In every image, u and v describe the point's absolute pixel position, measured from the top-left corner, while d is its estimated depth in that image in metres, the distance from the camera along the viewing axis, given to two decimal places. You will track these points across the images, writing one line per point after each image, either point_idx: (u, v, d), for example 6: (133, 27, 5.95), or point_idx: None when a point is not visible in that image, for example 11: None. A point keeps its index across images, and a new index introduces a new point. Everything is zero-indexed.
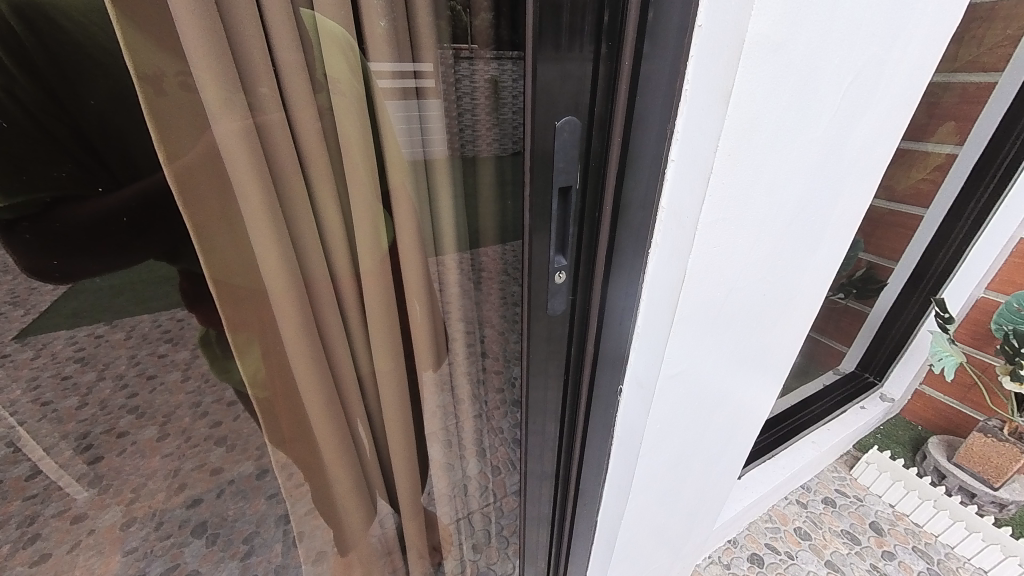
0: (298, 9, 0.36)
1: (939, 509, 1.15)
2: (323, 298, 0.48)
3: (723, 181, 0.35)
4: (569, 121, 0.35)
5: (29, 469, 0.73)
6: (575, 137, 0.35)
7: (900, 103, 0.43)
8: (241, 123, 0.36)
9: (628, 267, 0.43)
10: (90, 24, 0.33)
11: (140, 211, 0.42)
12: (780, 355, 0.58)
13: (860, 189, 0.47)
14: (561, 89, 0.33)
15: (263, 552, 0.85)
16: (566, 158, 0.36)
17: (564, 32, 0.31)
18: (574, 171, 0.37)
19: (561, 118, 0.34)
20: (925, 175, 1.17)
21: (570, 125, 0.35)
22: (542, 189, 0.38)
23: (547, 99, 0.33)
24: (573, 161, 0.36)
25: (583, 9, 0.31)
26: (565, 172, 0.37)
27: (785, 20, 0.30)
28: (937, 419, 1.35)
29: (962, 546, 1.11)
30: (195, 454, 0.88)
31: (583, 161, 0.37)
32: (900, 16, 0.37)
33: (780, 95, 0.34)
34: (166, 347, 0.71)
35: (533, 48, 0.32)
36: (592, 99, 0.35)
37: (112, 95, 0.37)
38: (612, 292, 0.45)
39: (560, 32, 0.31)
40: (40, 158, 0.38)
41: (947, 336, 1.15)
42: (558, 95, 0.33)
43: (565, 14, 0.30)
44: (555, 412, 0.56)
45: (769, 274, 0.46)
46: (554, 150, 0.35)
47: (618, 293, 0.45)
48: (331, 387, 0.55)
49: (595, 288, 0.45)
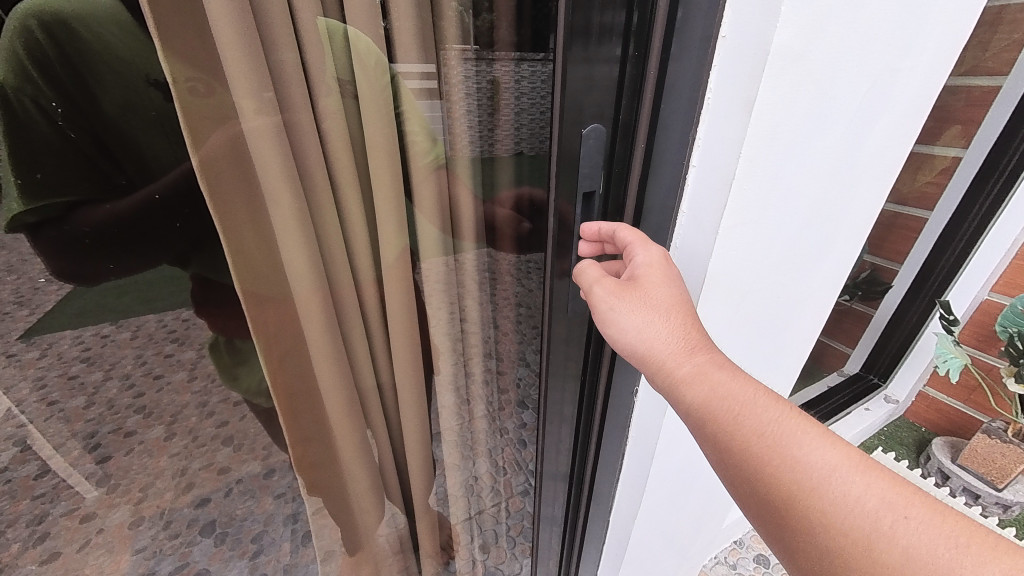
0: (316, 19, 0.37)
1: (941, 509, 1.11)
2: (346, 302, 0.49)
3: (745, 186, 0.36)
4: (595, 128, 0.36)
5: (38, 468, 0.70)
6: (601, 143, 0.36)
7: (914, 108, 0.44)
8: (274, 125, 0.37)
9: None
10: (109, 36, 0.35)
11: (191, 215, 0.45)
12: (793, 357, 0.59)
13: (874, 194, 0.48)
14: (588, 95, 0.34)
15: (271, 551, 0.89)
16: (591, 163, 0.37)
17: (594, 33, 0.32)
18: (598, 176, 0.38)
19: (587, 126, 0.35)
20: (931, 179, 1.17)
21: (596, 131, 0.36)
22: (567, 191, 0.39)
23: (576, 106, 0.34)
24: (596, 168, 0.37)
25: (611, 18, 0.32)
26: (590, 176, 0.37)
27: (807, 31, 0.31)
28: (940, 420, 1.36)
29: None
30: (202, 454, 0.86)
31: (606, 165, 0.38)
32: (916, 21, 0.37)
33: (801, 101, 0.34)
34: (172, 347, 0.73)
35: (562, 53, 0.33)
36: (616, 106, 0.36)
37: (135, 101, 0.38)
38: None
39: (590, 33, 0.32)
40: (68, 165, 0.38)
41: (951, 338, 1.16)
42: (584, 101, 0.34)
43: (596, 16, 0.31)
44: (570, 415, 0.57)
45: (785, 276, 0.47)
46: (580, 155, 0.36)
47: None
48: (353, 389, 0.56)
49: None
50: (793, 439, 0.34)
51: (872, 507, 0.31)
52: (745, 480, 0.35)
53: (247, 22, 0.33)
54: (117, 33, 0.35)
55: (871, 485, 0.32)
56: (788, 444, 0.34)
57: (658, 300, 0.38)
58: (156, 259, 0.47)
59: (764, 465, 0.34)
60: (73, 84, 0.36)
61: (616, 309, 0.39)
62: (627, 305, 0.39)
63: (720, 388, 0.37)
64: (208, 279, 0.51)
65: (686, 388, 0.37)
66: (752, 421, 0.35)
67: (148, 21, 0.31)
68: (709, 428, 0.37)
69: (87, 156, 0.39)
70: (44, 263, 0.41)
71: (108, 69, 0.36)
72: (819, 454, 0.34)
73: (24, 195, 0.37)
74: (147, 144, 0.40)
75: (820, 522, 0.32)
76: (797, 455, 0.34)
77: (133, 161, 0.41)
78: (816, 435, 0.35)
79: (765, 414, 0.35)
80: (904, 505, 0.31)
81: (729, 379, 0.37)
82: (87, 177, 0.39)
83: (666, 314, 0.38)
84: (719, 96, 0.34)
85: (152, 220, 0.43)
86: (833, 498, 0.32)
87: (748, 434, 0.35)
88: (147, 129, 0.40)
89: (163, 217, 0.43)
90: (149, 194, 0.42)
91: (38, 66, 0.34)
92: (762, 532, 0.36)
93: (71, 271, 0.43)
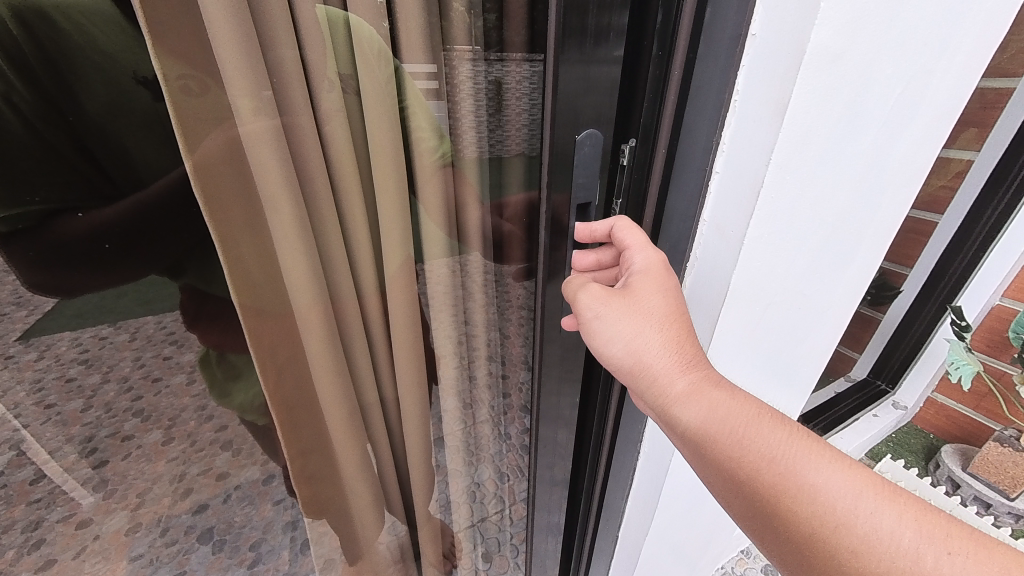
0: (315, 6, 0.34)
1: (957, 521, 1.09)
2: (349, 313, 0.48)
3: (772, 194, 0.34)
4: (591, 133, 0.34)
5: (33, 473, 0.72)
6: (598, 148, 0.35)
7: (947, 110, 0.42)
8: (273, 129, 0.35)
9: None
10: (91, 30, 0.33)
11: (174, 222, 0.42)
12: (811, 370, 0.56)
13: (900, 201, 0.45)
14: (583, 99, 0.32)
15: (270, 560, 0.78)
16: (587, 172, 0.35)
17: (589, 33, 0.30)
18: (594, 186, 0.36)
19: (582, 132, 0.34)
20: (945, 183, 1.15)
21: (594, 135, 0.34)
22: (560, 201, 0.38)
23: (570, 110, 0.33)
24: (594, 176, 0.36)
25: (610, 16, 0.30)
26: (586, 186, 0.36)
27: (845, 28, 0.29)
28: (950, 428, 1.32)
29: None
30: (201, 458, 0.80)
31: (601, 174, 0.36)
32: (955, 18, 0.35)
33: (833, 103, 0.32)
34: (170, 349, 0.78)
35: (554, 52, 0.31)
36: (613, 109, 0.34)
37: (119, 100, 0.36)
38: None
39: (585, 34, 0.30)
40: (42, 169, 0.36)
41: (963, 344, 1.14)
42: (578, 106, 0.32)
43: (591, 14, 0.29)
44: (564, 427, 0.55)
45: (808, 287, 0.45)
46: (575, 163, 0.35)
47: None
48: (354, 403, 0.54)
49: None
50: (804, 464, 0.33)
51: (909, 542, 0.29)
52: (761, 513, 0.34)
53: (245, 18, 0.31)
54: (98, 26, 0.32)
55: (902, 517, 0.30)
56: (800, 470, 0.32)
57: (652, 308, 0.37)
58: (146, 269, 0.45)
59: (778, 496, 0.32)
60: (51, 83, 0.34)
61: (602, 318, 0.38)
62: (616, 313, 0.37)
63: (722, 410, 0.35)
64: (201, 290, 0.49)
65: (680, 410, 0.36)
66: (758, 447, 0.34)
67: (139, 18, 0.29)
68: (714, 456, 0.35)
69: (65, 158, 0.37)
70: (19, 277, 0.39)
71: (91, 67, 0.34)
72: (837, 481, 0.32)
73: None
74: (133, 148, 0.38)
75: (841, 554, 0.30)
76: (815, 485, 0.32)
77: (119, 165, 0.39)
78: (831, 461, 0.33)
79: (772, 438, 0.34)
80: (942, 538, 0.29)
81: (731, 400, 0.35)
82: (66, 181, 0.37)
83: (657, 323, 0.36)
84: (748, 98, 0.33)
85: (135, 228, 0.41)
86: (862, 533, 0.30)
87: (756, 460, 0.33)
88: (131, 131, 0.37)
89: (144, 223, 0.41)
90: (130, 204, 0.40)
91: (13, 64, 0.32)
92: (779, 561, 0.35)
93: (49, 282, 0.40)
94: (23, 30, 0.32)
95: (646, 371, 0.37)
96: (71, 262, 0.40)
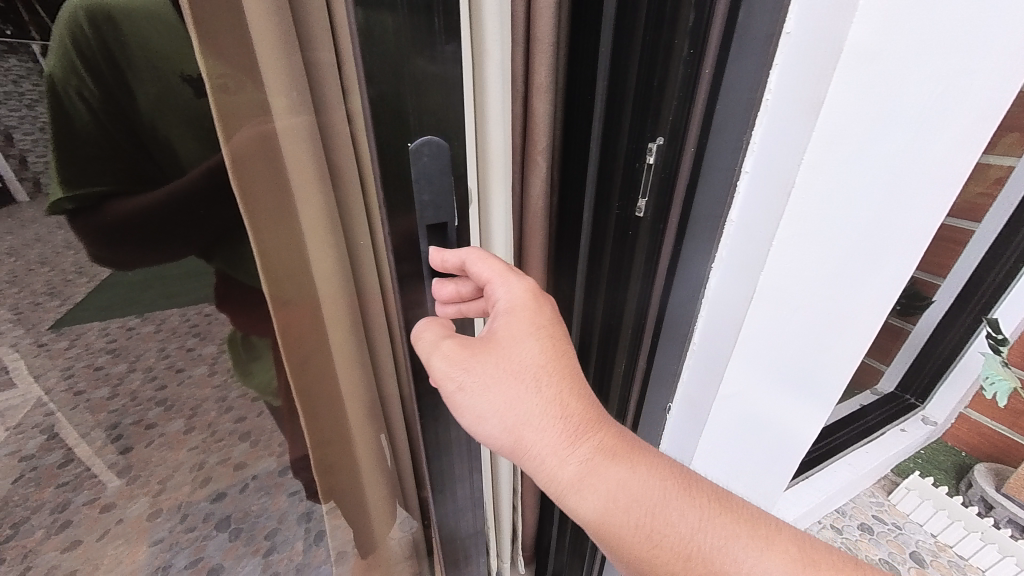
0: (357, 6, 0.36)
1: (965, 527, 1.10)
2: (372, 309, 0.48)
3: (803, 196, 0.34)
4: (426, 143, 0.37)
5: (61, 457, 0.69)
6: (440, 158, 0.37)
7: (985, 116, 0.40)
8: (308, 123, 0.36)
9: (689, 279, 0.45)
10: (150, 30, 0.35)
11: (206, 207, 0.43)
12: (836, 381, 0.54)
13: (932, 208, 0.44)
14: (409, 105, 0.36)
15: (285, 548, 0.89)
16: (433, 186, 0.38)
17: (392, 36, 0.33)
18: (441, 202, 0.38)
19: (416, 140, 0.36)
20: (983, 190, 1.11)
21: (430, 145, 0.37)
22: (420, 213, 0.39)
23: (399, 119, 0.36)
24: (443, 186, 0.38)
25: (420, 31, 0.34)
26: (432, 203, 0.38)
27: (888, 26, 0.28)
28: (984, 447, 1.25)
29: (965, 549, 1.10)
30: (220, 448, 0.81)
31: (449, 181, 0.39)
32: (999, 19, 0.34)
33: (870, 105, 0.32)
34: (194, 341, 0.71)
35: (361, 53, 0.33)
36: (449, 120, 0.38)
37: (166, 93, 0.38)
38: (672, 300, 0.47)
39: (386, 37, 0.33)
40: (98, 155, 0.38)
41: (1000, 358, 1.09)
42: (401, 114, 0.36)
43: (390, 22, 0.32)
44: None
45: (836, 294, 0.44)
46: (415, 171, 0.37)
47: (677, 300, 0.47)
48: (373, 395, 0.54)
49: (653, 292, 0.46)
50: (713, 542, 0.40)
51: None
52: None
53: (285, 17, 0.32)
54: (157, 28, 0.35)
55: None
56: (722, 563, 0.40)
57: (522, 373, 0.43)
58: (179, 254, 0.46)
59: None
60: (112, 77, 0.36)
61: (467, 392, 0.44)
62: (479, 382, 0.43)
63: (636, 505, 0.42)
64: (232, 276, 0.50)
65: (588, 509, 0.42)
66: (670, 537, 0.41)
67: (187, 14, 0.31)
68: (635, 549, 0.41)
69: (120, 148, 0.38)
70: (85, 251, 0.41)
71: (145, 61, 0.36)
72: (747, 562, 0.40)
73: (60, 183, 0.37)
74: (178, 139, 0.40)
75: None
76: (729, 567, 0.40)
77: (166, 156, 0.40)
78: (742, 544, 0.40)
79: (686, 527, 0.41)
80: None
81: (639, 492, 0.42)
82: (116, 169, 0.39)
83: (531, 392, 0.43)
84: (778, 99, 0.33)
85: (176, 213, 0.42)
86: None
87: (671, 551, 0.41)
88: (177, 124, 0.39)
89: (185, 207, 0.42)
90: (171, 190, 0.41)
91: (83, 60, 0.34)
92: None
93: (110, 257, 0.43)
94: (93, 30, 0.34)
95: (525, 450, 0.43)
96: (126, 242, 0.42)
